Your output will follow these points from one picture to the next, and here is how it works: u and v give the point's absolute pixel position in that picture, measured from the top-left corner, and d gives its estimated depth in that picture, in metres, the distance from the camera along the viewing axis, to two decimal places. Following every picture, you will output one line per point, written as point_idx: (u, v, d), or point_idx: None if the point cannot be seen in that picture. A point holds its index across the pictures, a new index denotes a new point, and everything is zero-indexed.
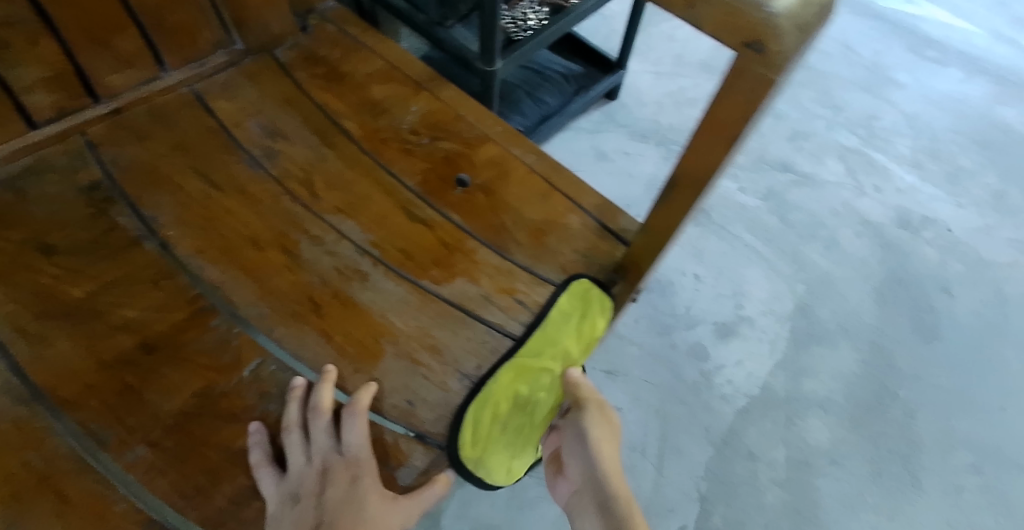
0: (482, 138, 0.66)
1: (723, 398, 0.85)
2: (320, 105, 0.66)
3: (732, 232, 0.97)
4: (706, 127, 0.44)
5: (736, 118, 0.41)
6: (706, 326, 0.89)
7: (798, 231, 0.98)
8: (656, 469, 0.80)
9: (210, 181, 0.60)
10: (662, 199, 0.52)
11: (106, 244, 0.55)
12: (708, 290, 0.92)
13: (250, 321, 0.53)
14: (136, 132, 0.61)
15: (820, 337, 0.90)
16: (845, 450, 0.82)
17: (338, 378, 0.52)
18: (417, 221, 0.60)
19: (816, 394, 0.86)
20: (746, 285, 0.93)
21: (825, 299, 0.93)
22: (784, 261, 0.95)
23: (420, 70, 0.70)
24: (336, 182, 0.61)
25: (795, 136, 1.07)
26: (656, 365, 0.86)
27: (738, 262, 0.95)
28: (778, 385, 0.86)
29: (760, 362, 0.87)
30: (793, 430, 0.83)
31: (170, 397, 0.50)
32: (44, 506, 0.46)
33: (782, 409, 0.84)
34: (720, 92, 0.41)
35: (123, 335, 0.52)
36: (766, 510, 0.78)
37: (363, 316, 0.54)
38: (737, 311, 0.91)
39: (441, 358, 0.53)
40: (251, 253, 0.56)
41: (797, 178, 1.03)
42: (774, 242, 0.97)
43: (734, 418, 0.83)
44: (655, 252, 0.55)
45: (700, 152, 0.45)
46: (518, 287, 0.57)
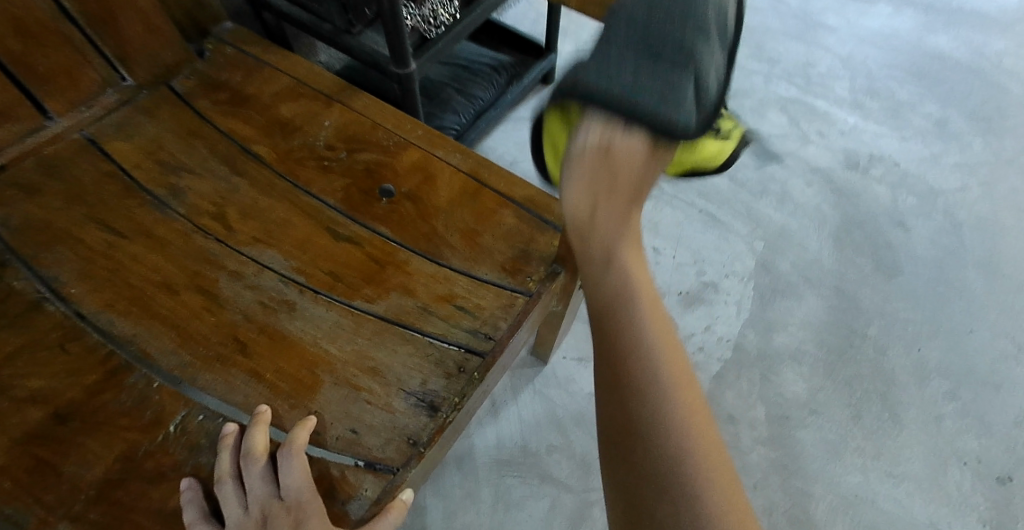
0: (404, 144, 0.62)
1: (695, 366, 0.82)
2: (226, 132, 0.63)
3: (684, 200, 0.95)
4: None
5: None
6: (672, 298, 0.87)
7: (750, 189, 0.96)
8: None
9: (113, 229, 0.56)
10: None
11: (4, 311, 0.52)
12: (668, 262, 0.90)
13: (172, 373, 0.50)
14: (26, 188, 0.58)
15: (784, 291, 0.88)
16: (822, 399, 0.80)
17: (274, 416, 0.48)
18: (341, 240, 0.56)
19: (787, 347, 0.83)
20: (705, 250, 0.91)
21: (785, 251, 0.91)
22: (740, 222, 0.93)
23: (329, 82, 0.67)
24: (251, 211, 0.58)
25: (734, 95, 1.06)
26: None
27: (695, 230, 0.92)
28: (750, 345, 0.84)
29: (729, 323, 0.85)
30: (770, 386, 0.81)
31: (92, 463, 0.46)
32: None
33: (757, 368, 0.82)
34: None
35: (31, 408, 0.48)
36: (752, 471, 0.76)
37: (293, 347, 0.50)
38: (700, 278, 0.88)
39: (383, 380, 0.49)
40: (166, 300, 0.53)
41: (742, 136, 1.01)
42: (727, 204, 0.95)
43: (710, 385, 0.81)
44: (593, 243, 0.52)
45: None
46: (457, 292, 0.53)
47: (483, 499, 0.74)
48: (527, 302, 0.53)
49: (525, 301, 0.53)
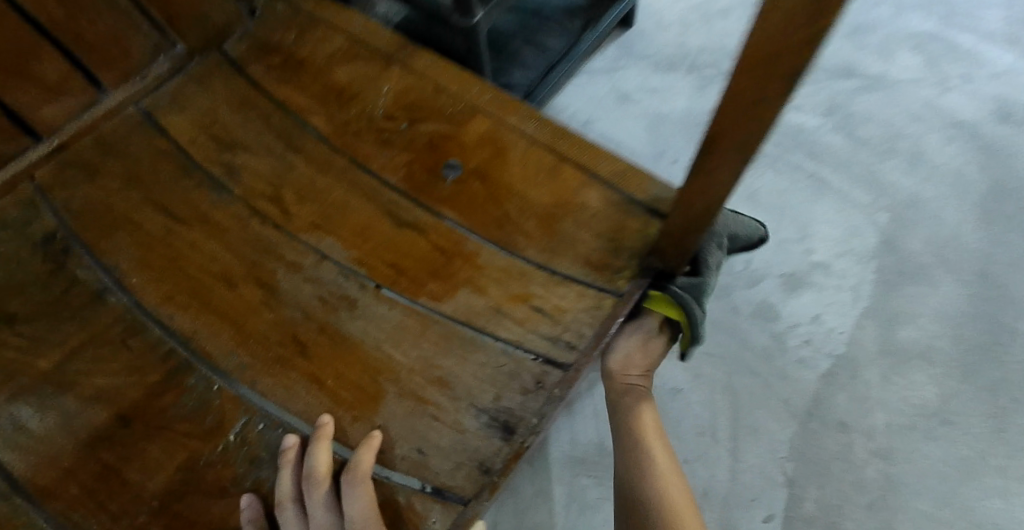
0: (470, 111, 0.56)
1: (799, 363, 0.75)
2: (280, 102, 0.58)
3: (795, 163, 0.85)
4: (732, 96, 0.32)
5: (769, 91, 0.31)
6: (772, 280, 0.79)
7: (874, 148, 0.85)
8: (732, 455, 0.72)
9: (171, 214, 0.53)
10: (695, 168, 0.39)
11: (68, 303, 0.49)
12: (769, 237, 0.81)
13: (231, 375, 0.46)
14: (87, 168, 0.54)
15: (914, 274, 0.78)
16: (958, 406, 0.72)
17: (337, 429, 0.44)
18: (404, 225, 0.52)
19: (915, 344, 0.75)
20: (814, 224, 0.82)
21: (916, 226, 0.80)
22: (861, 187, 0.83)
23: (387, 40, 0.60)
24: (308, 194, 0.53)
25: (856, 31, 0.92)
26: (719, 334, 0.77)
27: (804, 199, 0.83)
28: (868, 339, 0.75)
29: (844, 313, 0.77)
30: (892, 390, 0.73)
31: (160, 471, 0.43)
32: None
33: (874, 368, 0.74)
34: (745, 53, 0.30)
35: (96, 408, 0.45)
36: (867, 488, 0.69)
37: (354, 351, 0.47)
38: (808, 257, 0.80)
39: (451, 393, 0.45)
40: (224, 294, 0.49)
41: (864, 82, 0.88)
42: (846, 166, 0.84)
43: (818, 385, 0.74)
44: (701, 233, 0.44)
45: (731, 133, 0.34)
46: (534, 291, 0.48)
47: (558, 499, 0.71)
48: (615, 303, 0.48)
49: (612, 302, 0.48)
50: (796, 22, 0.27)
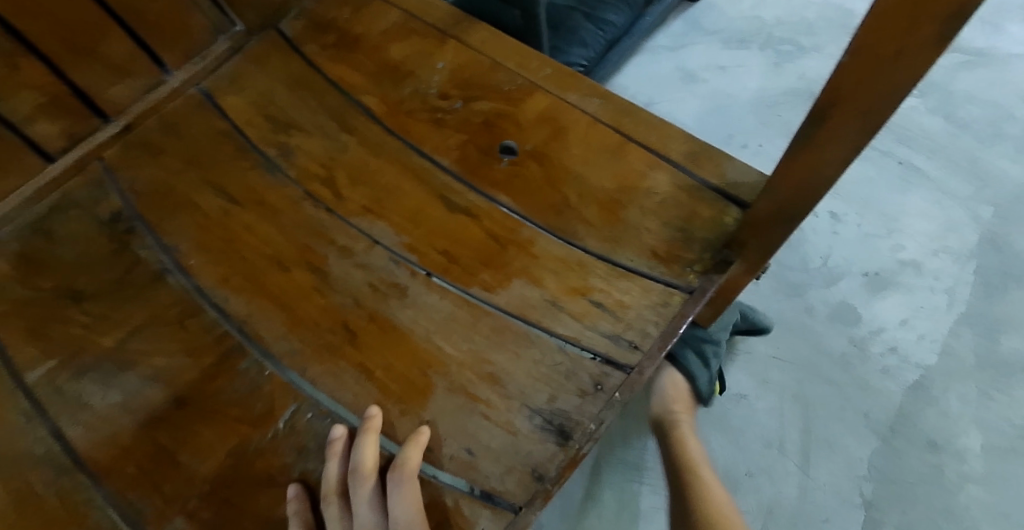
0: (528, 88, 0.53)
1: (883, 372, 0.80)
2: (333, 80, 0.56)
3: (891, 153, 0.93)
4: (856, 56, 0.28)
5: (909, 50, 0.26)
6: (854, 279, 0.85)
7: (976, 135, 0.93)
8: (803, 470, 0.76)
9: (229, 196, 0.52)
10: (799, 142, 0.35)
11: (130, 282, 0.49)
12: (850, 233, 0.88)
13: (282, 360, 0.45)
14: (150, 149, 0.55)
15: (1017, 277, 0.84)
16: None
17: (385, 423, 0.43)
18: (457, 211, 0.50)
19: (1017, 354, 0.80)
20: (903, 222, 0.88)
21: (1020, 223, 0.87)
22: (960, 183, 0.91)
23: (442, 13, 0.58)
24: (361, 176, 0.52)
25: None
26: (795, 339, 0.82)
27: (893, 197, 0.90)
28: (963, 345, 0.81)
29: (936, 321, 0.83)
30: (990, 405, 0.78)
31: (210, 457, 0.43)
32: None
33: (973, 381, 0.79)
34: (883, 0, 0.25)
35: (153, 388, 0.45)
36: (958, 511, 0.73)
37: (404, 341, 0.45)
38: (896, 256, 0.86)
39: (503, 390, 0.43)
40: (277, 277, 0.48)
41: (970, 59, 0.99)
42: (945, 156, 0.92)
43: (904, 397, 0.79)
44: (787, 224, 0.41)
45: (851, 100, 0.30)
46: (594, 285, 0.46)
47: (608, 505, 0.71)
48: (683, 300, 0.45)
49: (682, 299, 0.45)
50: None
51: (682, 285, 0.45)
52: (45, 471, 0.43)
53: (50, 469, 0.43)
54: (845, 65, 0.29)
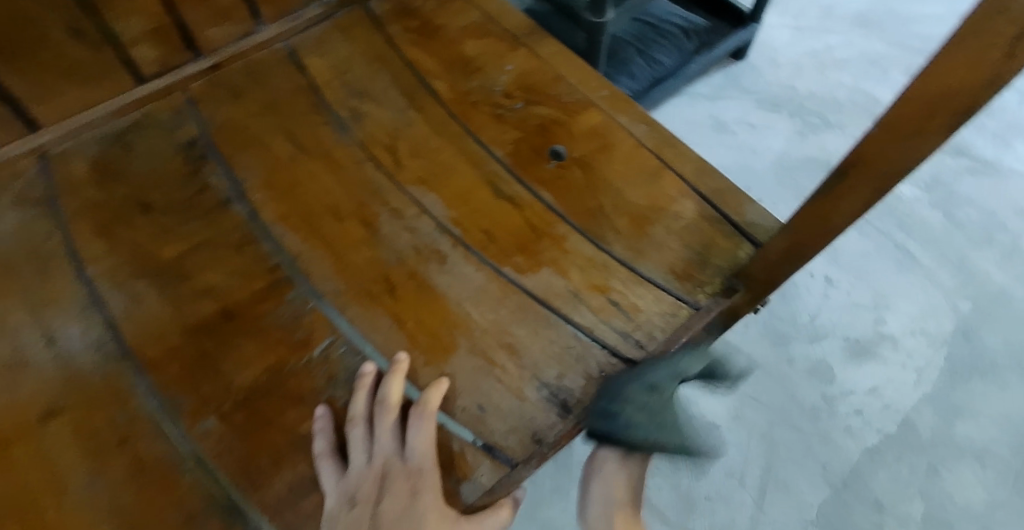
0: (584, 103, 0.59)
1: (846, 430, 0.85)
2: (409, 61, 0.62)
3: (887, 233, 1.00)
4: (883, 129, 0.34)
5: (924, 134, 0.32)
6: (836, 341, 0.90)
7: (970, 235, 1.01)
8: (756, 504, 0.81)
9: (299, 145, 0.57)
10: (822, 192, 0.40)
11: (197, 204, 0.54)
12: (839, 297, 0.94)
13: (325, 297, 0.50)
14: (232, 89, 0.60)
15: (984, 371, 0.90)
16: (1001, 512, 0.81)
17: (409, 369, 0.48)
18: (502, 198, 0.55)
19: (971, 441, 0.85)
20: (888, 298, 0.94)
21: (996, 324, 0.93)
22: (948, 274, 0.97)
23: (517, 22, 0.64)
24: (421, 150, 0.57)
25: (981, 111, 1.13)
26: (770, 381, 0.88)
27: (884, 274, 0.96)
28: (923, 422, 0.86)
29: (903, 393, 0.88)
30: (936, 482, 0.83)
31: (247, 369, 0.46)
32: (120, 468, 0.43)
33: (927, 456, 0.84)
34: (913, 87, 0.31)
35: (205, 300, 0.49)
36: None
37: (437, 301, 0.50)
38: (878, 327, 0.92)
39: (518, 361, 0.48)
40: (332, 225, 0.54)
41: (975, 165, 1.07)
42: (939, 248, 0.99)
43: (860, 456, 0.84)
44: (796, 262, 0.46)
45: (870, 165, 0.36)
46: (613, 285, 0.51)
47: (573, 500, 0.77)
48: (690, 314, 0.51)
49: (689, 313, 0.51)
50: (960, 90, 0.29)
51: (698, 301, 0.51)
52: (94, 356, 0.46)
53: (99, 355, 0.47)
54: (872, 134, 0.34)
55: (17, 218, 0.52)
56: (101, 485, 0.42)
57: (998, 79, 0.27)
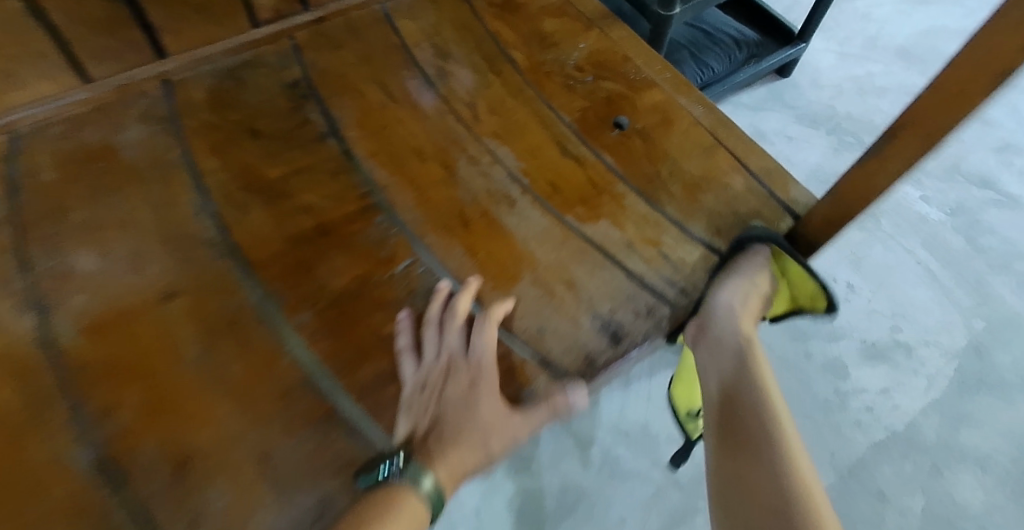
0: (648, 82, 0.67)
1: (856, 424, 0.88)
2: (493, 32, 0.69)
3: (906, 248, 1.05)
4: (934, 91, 0.40)
5: (968, 96, 0.38)
6: (852, 342, 0.94)
7: (989, 261, 1.05)
8: None
9: (390, 94, 0.64)
10: (873, 151, 0.46)
11: (299, 136, 0.60)
12: (858, 302, 0.98)
13: (407, 225, 0.57)
14: (332, 41, 0.67)
15: (993, 386, 0.93)
16: (999, 519, 0.83)
17: (477, 292, 0.54)
18: (568, 155, 0.61)
19: (976, 449, 0.88)
20: (905, 310, 0.98)
21: (1008, 345, 0.97)
22: (964, 294, 1.02)
23: (593, 9, 0.72)
24: (499, 109, 0.64)
25: (1005, 150, 1.20)
26: (786, 371, 0.91)
27: (902, 286, 1.01)
28: (931, 427, 0.89)
29: (911, 397, 0.91)
30: (939, 481, 0.85)
31: (341, 275, 0.53)
32: (228, 345, 0.49)
33: (931, 458, 0.86)
34: (962, 52, 0.37)
35: (303, 216, 0.56)
36: None
37: (505, 237, 0.56)
38: (893, 334, 0.96)
39: (576, 293, 0.54)
40: (415, 164, 0.60)
41: (999, 198, 1.13)
42: (957, 269, 1.04)
43: (868, 450, 0.86)
44: (838, 226, 0.51)
45: (917, 126, 0.42)
46: (664, 240, 0.57)
47: (592, 460, 0.81)
48: None
49: None
50: (1000, 55, 0.35)
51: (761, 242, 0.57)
52: (208, 252, 0.53)
53: (212, 250, 0.53)
54: (924, 96, 0.41)
55: (142, 131, 0.59)
56: (212, 358, 0.49)
57: None
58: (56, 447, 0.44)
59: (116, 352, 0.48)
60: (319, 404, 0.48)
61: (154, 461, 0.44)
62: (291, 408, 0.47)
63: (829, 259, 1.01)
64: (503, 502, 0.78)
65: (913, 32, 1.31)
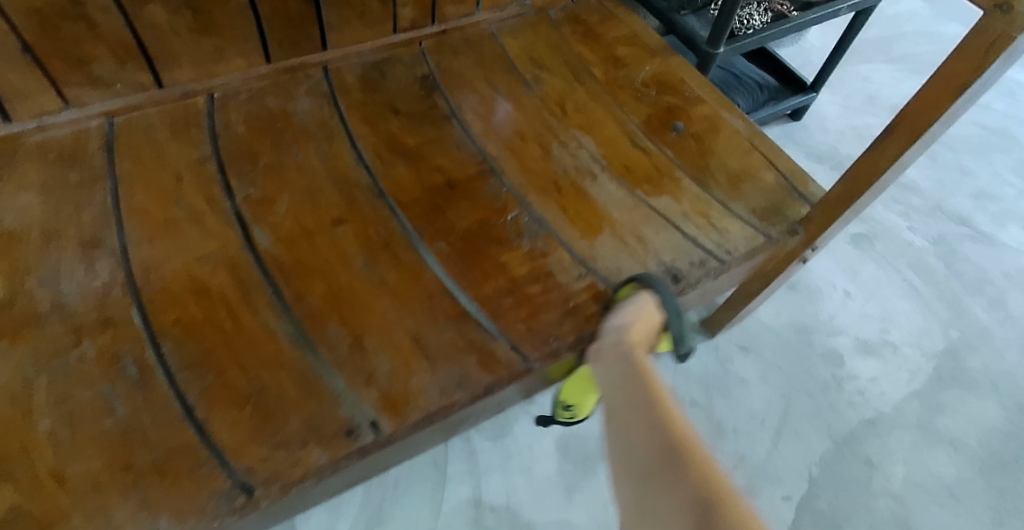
0: (698, 99, 0.85)
1: (849, 403, 1.02)
2: (577, 52, 0.88)
3: (895, 266, 1.22)
4: (923, 97, 0.58)
5: (946, 95, 0.57)
6: (847, 338, 1.10)
7: (965, 284, 1.23)
8: (773, 442, 0.97)
9: (497, 91, 0.82)
10: (875, 145, 0.64)
11: (429, 116, 0.78)
12: (853, 306, 1.14)
13: (514, 186, 0.73)
14: (452, 48, 0.85)
15: (965, 383, 1.09)
16: (967, 489, 0.97)
17: (569, 238, 0.70)
18: (636, 147, 0.78)
19: (949, 432, 1.03)
20: (893, 316, 1.14)
21: (979, 352, 1.13)
22: (943, 308, 1.18)
23: (656, 41, 0.91)
24: (582, 108, 0.82)
25: (982, 197, 1.39)
26: (792, 356, 1.06)
27: (891, 296, 1.17)
28: (912, 411, 1.04)
29: (897, 386, 1.06)
30: (919, 455, 0.99)
31: (465, 218, 0.70)
32: (385, 259, 0.65)
33: (912, 436, 1.01)
34: (943, 68, 0.56)
35: (436, 174, 0.73)
36: (873, 513, 0.93)
37: (588, 201, 0.73)
38: (882, 335, 1.12)
39: (645, 245, 0.70)
40: (518, 143, 0.77)
41: (975, 234, 1.31)
42: (938, 287, 1.21)
43: (859, 426, 1.00)
44: (848, 204, 0.68)
45: (908, 122, 0.61)
46: (712, 213, 0.74)
47: None
48: (765, 241, 0.73)
49: (764, 241, 0.73)
50: (971, 66, 0.54)
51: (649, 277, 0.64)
52: (367, 193, 0.70)
53: (370, 192, 0.70)
54: (914, 100, 0.59)
55: (310, 103, 0.77)
56: (375, 266, 0.65)
57: (989, 55, 0.52)
58: (264, 318, 0.59)
59: (303, 256, 0.64)
60: (454, 306, 0.63)
61: (338, 334, 0.59)
62: (433, 305, 0.63)
63: (830, 269, 1.18)
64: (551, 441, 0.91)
65: (905, 93, 1.52)
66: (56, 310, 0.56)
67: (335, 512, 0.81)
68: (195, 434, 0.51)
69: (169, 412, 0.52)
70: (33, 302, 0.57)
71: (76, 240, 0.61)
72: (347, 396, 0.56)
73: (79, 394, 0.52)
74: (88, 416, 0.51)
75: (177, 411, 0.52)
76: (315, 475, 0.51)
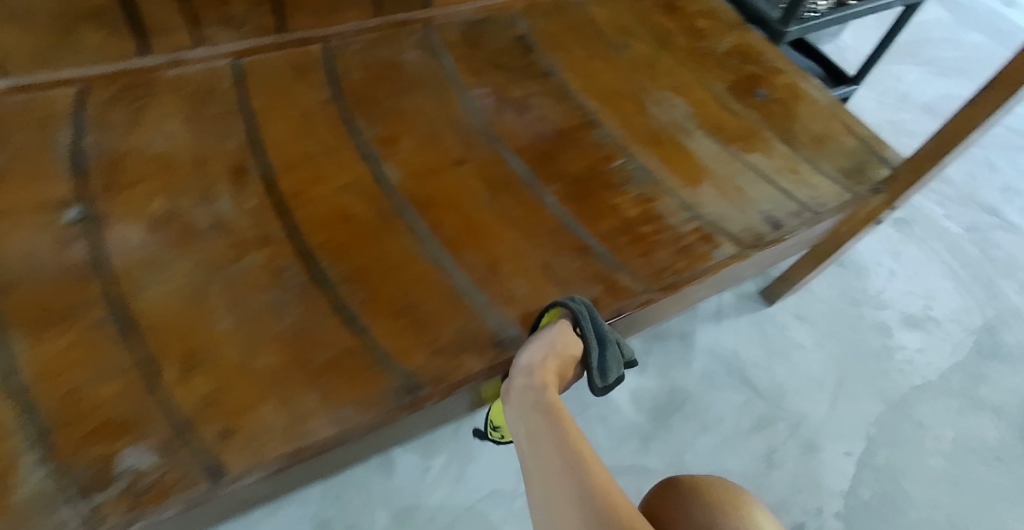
0: (777, 70, 0.90)
1: (899, 370, 1.08)
2: (660, 23, 0.92)
3: (934, 248, 1.28)
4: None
5: None
6: (894, 311, 1.15)
7: (998, 267, 1.29)
8: (831, 402, 1.01)
9: (590, 54, 0.86)
10: (972, 101, 0.71)
11: (530, 72, 0.82)
12: (898, 283, 1.20)
13: (616, 138, 0.77)
14: (545, 13, 0.89)
15: (1003, 356, 1.14)
16: (1010, 451, 1.03)
17: (673, 186, 0.74)
18: (725, 109, 0.83)
19: (991, 399, 1.08)
20: (935, 293, 1.20)
21: (1014, 329, 1.19)
22: (979, 288, 1.24)
23: (732, 17, 0.96)
24: (671, 72, 0.86)
25: (1009, 190, 1.45)
26: (845, 326, 1.11)
27: (931, 275, 1.23)
28: (956, 379, 1.09)
29: (942, 357, 1.11)
30: (964, 420, 1.04)
31: (575, 164, 0.74)
32: (506, 197, 0.69)
33: (958, 402, 1.06)
34: None
35: (544, 124, 0.77)
36: (926, 470, 0.98)
37: (686, 153, 0.77)
38: (925, 310, 1.17)
39: (743, 195, 0.75)
40: (615, 100, 0.81)
41: (1004, 224, 1.37)
42: (974, 269, 1.27)
43: (909, 391, 1.05)
44: (938, 159, 0.74)
45: (1009, 78, 0.67)
46: (802, 169, 0.79)
47: (694, 371, 1.00)
48: (850, 196, 0.78)
49: (851, 197, 0.78)
50: None
51: (578, 302, 0.56)
52: (482, 138, 0.74)
53: (485, 138, 0.74)
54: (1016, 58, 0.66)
55: (418, 55, 0.80)
56: (498, 201, 0.69)
57: None
58: (405, 242, 0.63)
59: (430, 190, 0.68)
60: (574, 241, 0.67)
61: (474, 260, 0.63)
62: (555, 239, 0.67)
63: (875, 248, 1.23)
64: (624, 394, 0.96)
65: (935, 91, 1.59)
66: (217, 227, 0.60)
67: (429, 450, 0.83)
68: (362, 340, 0.55)
69: (335, 319, 0.56)
70: (193, 219, 0.60)
71: (224, 166, 0.65)
72: (490, 314, 0.60)
73: (253, 299, 0.55)
74: (263, 319, 0.54)
75: (342, 318, 0.56)
76: (473, 378, 0.55)
